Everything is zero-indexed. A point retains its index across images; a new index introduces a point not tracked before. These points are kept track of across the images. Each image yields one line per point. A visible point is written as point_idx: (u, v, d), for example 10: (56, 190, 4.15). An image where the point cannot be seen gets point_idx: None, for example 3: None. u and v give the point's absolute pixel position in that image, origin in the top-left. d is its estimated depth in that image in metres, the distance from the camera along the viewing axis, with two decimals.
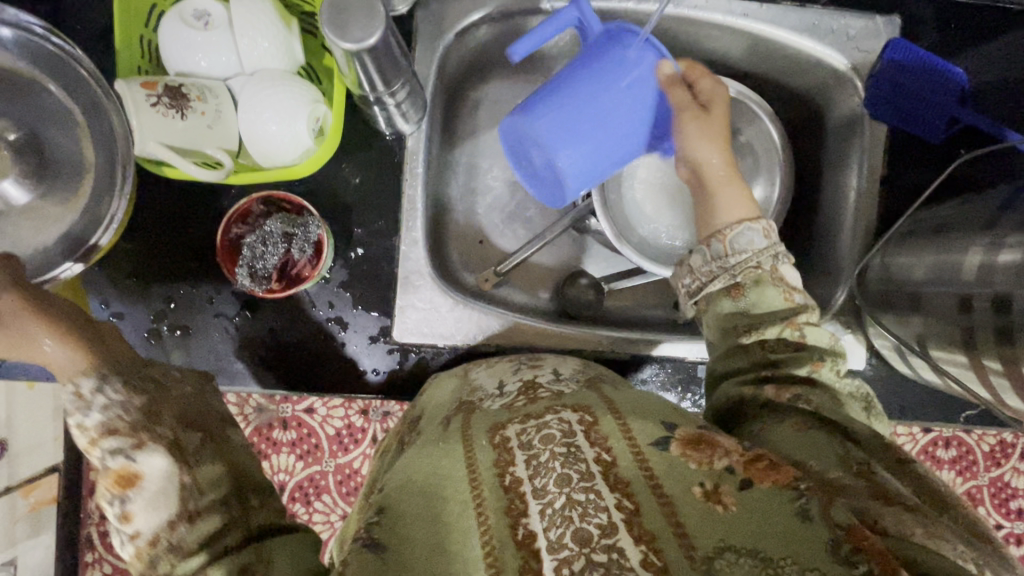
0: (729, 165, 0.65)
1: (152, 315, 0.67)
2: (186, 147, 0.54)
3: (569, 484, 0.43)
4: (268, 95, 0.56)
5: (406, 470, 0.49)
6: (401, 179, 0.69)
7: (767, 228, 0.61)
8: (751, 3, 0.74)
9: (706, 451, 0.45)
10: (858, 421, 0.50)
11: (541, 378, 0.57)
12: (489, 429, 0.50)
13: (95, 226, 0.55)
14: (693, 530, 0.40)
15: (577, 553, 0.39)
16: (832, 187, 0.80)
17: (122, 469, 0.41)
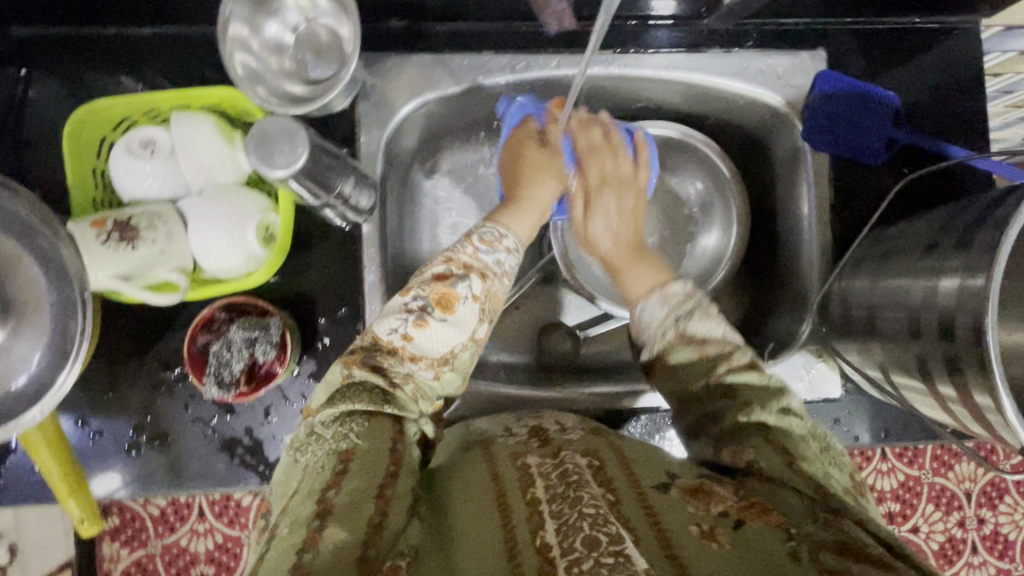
0: (620, 245, 0.74)
1: (129, 428, 0.69)
2: (141, 273, 0.57)
3: (581, 502, 0.48)
4: (215, 213, 0.59)
5: (447, 492, 0.55)
6: (359, 265, 0.71)
7: (667, 295, 0.67)
8: (677, 54, 0.76)
9: (703, 499, 0.50)
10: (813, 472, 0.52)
11: (548, 427, 0.64)
12: (510, 458, 0.57)
13: (61, 360, 0.55)
14: (691, 559, 0.43)
15: (586, 555, 0.43)
16: (787, 217, 0.81)
17: (447, 291, 0.59)
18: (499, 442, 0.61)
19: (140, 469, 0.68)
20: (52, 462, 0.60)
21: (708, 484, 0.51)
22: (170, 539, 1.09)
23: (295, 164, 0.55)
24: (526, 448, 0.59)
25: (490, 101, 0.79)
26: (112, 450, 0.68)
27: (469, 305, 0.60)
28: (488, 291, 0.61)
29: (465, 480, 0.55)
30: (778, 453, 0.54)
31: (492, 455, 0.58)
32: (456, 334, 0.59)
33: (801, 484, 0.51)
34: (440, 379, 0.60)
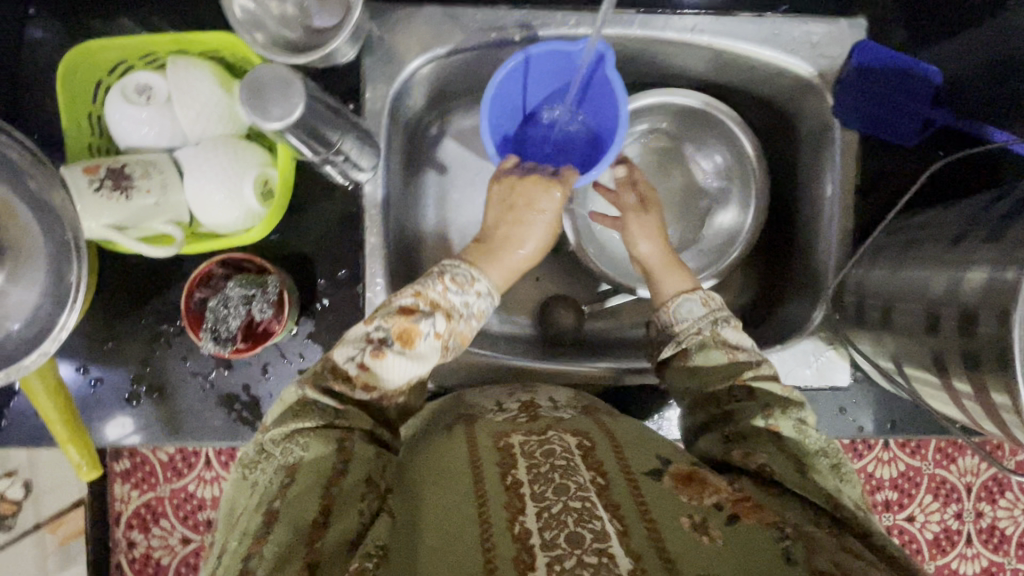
0: (667, 254, 0.73)
1: (129, 378, 0.69)
2: (139, 223, 0.56)
3: (567, 491, 0.47)
4: (211, 164, 0.57)
5: (424, 469, 0.55)
6: (361, 226, 0.69)
7: (709, 297, 0.67)
8: (703, 16, 0.71)
9: (697, 488, 0.49)
10: (815, 482, 0.51)
11: (540, 403, 0.64)
12: (494, 437, 0.56)
13: (60, 306, 0.54)
14: (680, 559, 0.43)
15: (570, 552, 0.42)
16: (807, 201, 0.78)
17: (410, 325, 0.55)
18: (486, 417, 0.61)
19: (139, 419, 0.69)
20: (51, 409, 0.61)
21: (702, 474, 0.51)
22: (180, 484, 1.11)
23: (294, 117, 0.52)
24: (512, 424, 0.59)
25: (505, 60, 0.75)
26: (112, 399, 0.69)
27: (431, 345, 0.56)
28: (453, 330, 0.58)
29: (444, 459, 0.54)
30: (789, 459, 0.53)
31: (473, 432, 0.58)
32: (415, 368, 0.56)
33: (810, 495, 0.50)
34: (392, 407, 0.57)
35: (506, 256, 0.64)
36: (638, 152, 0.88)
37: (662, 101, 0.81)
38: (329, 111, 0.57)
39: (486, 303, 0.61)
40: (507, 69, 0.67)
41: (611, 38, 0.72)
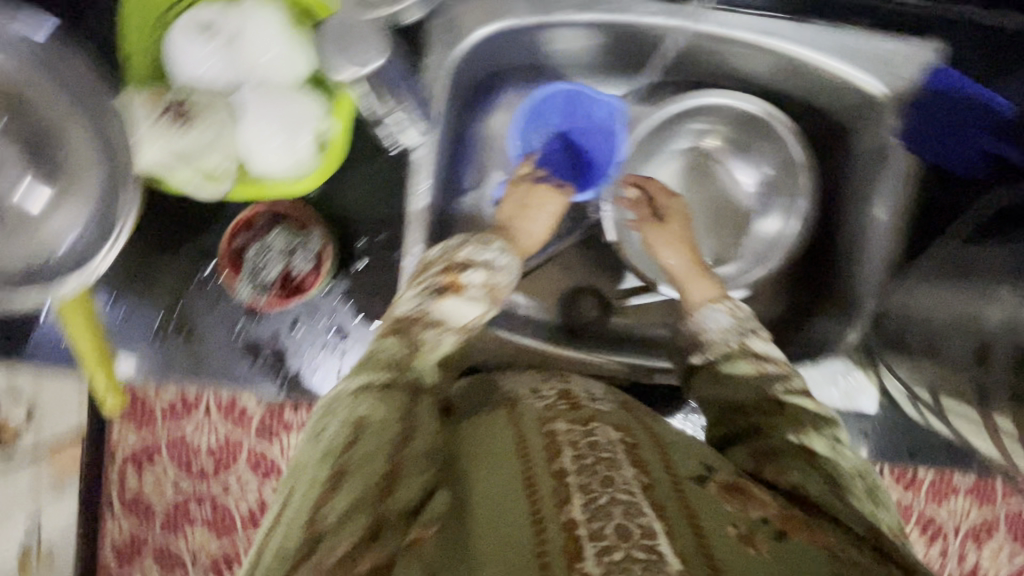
0: (693, 263, 0.76)
1: (158, 314, 0.69)
2: (189, 157, 0.54)
3: (614, 484, 0.45)
4: (273, 108, 0.56)
5: (469, 455, 0.54)
6: (407, 191, 0.68)
7: (734, 308, 0.70)
8: (779, 20, 0.70)
9: (740, 501, 0.48)
10: (852, 507, 0.49)
11: (577, 391, 0.61)
12: (536, 421, 0.54)
13: (100, 241, 0.54)
14: (729, 568, 0.42)
15: (618, 544, 0.41)
16: (853, 221, 0.77)
17: (456, 277, 0.62)
18: (526, 402, 0.58)
19: (165, 356, 0.69)
20: (84, 332, 0.61)
21: (747, 485, 0.50)
22: None
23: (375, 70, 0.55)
24: (554, 412, 0.56)
25: (561, 41, 0.76)
26: (139, 332, 0.69)
27: (474, 298, 0.62)
28: (489, 283, 0.64)
29: (495, 441, 0.54)
30: (823, 479, 0.51)
31: (516, 414, 0.56)
32: (471, 311, 0.62)
33: (846, 518, 0.47)
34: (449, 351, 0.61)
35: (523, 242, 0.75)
36: (685, 152, 0.86)
37: (718, 103, 0.80)
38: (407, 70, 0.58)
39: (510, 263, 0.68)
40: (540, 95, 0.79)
41: (675, 29, 0.72)
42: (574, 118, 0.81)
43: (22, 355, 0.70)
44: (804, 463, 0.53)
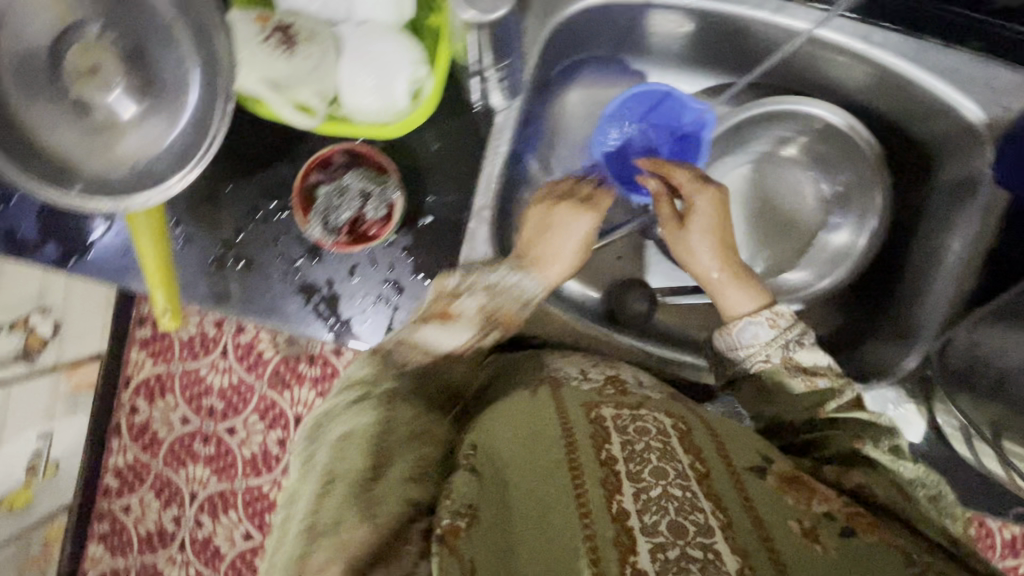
0: (730, 268, 0.66)
1: (219, 243, 0.68)
2: (286, 87, 0.53)
3: (667, 478, 0.46)
4: (375, 50, 0.55)
5: (497, 421, 0.53)
6: (484, 156, 0.68)
7: (777, 318, 0.62)
8: (893, 33, 0.67)
9: (801, 493, 0.48)
10: (922, 510, 0.49)
11: (625, 377, 0.62)
12: (581, 404, 0.54)
13: (193, 151, 0.55)
14: (792, 564, 0.42)
15: (673, 542, 0.42)
16: (925, 249, 0.75)
17: (446, 305, 0.59)
18: (572, 383, 0.58)
19: (219, 286, 0.68)
20: (149, 247, 0.60)
21: (808, 479, 0.49)
22: (194, 365, 1.24)
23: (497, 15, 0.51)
24: (600, 395, 0.56)
25: (654, 24, 0.75)
26: (196, 258, 0.68)
27: (467, 307, 0.59)
28: (491, 307, 0.60)
29: (532, 420, 0.52)
30: (891, 485, 0.51)
31: (559, 395, 0.56)
32: (461, 334, 0.58)
33: (924, 527, 0.47)
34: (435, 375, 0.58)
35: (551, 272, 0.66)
36: (758, 156, 0.85)
37: (802, 111, 0.78)
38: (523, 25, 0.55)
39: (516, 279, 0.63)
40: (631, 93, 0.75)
41: (779, 28, 0.69)
42: (657, 111, 0.77)
43: (69, 262, 0.68)
44: (868, 469, 0.53)
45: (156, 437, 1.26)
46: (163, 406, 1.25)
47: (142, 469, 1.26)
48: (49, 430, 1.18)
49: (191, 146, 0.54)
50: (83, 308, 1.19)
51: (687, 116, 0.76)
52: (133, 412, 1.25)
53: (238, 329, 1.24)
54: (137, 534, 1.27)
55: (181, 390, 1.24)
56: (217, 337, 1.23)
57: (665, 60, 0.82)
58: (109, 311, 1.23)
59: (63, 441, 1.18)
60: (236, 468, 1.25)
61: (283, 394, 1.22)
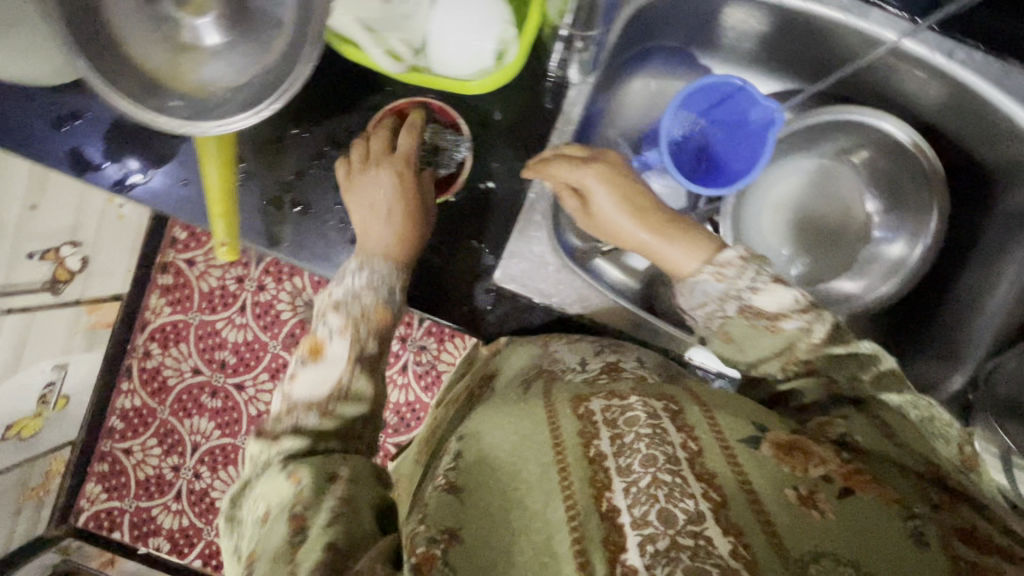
0: (654, 228, 0.63)
1: (278, 185, 0.69)
2: (378, 31, 0.55)
3: (656, 462, 0.43)
4: (469, 6, 0.56)
5: (487, 425, 0.53)
6: (550, 129, 0.69)
7: (724, 268, 0.58)
8: (974, 51, 0.66)
9: (800, 458, 0.46)
10: (919, 451, 0.49)
11: (624, 362, 0.61)
12: (570, 399, 0.53)
13: (270, 90, 0.54)
14: (789, 536, 0.41)
15: (662, 532, 0.40)
16: (978, 275, 0.75)
17: (316, 339, 0.59)
18: (565, 377, 0.58)
19: (273, 227, 0.68)
20: (216, 177, 0.61)
21: (804, 443, 0.47)
22: (212, 319, 1.26)
23: None
24: (590, 387, 0.55)
25: (731, 20, 0.75)
26: (254, 198, 0.68)
27: (336, 343, 0.59)
28: (354, 318, 0.60)
29: (517, 422, 0.52)
30: (879, 430, 0.50)
31: (550, 392, 0.55)
32: (330, 371, 0.58)
33: (913, 463, 0.48)
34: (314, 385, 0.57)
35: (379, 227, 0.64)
36: (817, 165, 0.85)
37: (870, 123, 0.77)
38: None
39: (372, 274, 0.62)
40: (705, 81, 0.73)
41: (856, 31, 0.69)
42: (722, 107, 0.76)
43: (124, 187, 0.70)
44: (853, 412, 0.52)
45: (165, 383, 1.27)
46: (175, 353, 1.26)
47: (147, 413, 1.27)
48: (63, 363, 1.13)
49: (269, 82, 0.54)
50: (113, 243, 1.16)
51: (755, 112, 0.73)
52: (149, 356, 1.26)
53: (259, 287, 1.25)
54: (136, 478, 1.27)
55: (194, 339, 1.26)
56: (238, 292, 1.25)
57: (735, 59, 0.81)
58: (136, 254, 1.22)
59: (76, 376, 1.16)
60: (240, 425, 1.26)
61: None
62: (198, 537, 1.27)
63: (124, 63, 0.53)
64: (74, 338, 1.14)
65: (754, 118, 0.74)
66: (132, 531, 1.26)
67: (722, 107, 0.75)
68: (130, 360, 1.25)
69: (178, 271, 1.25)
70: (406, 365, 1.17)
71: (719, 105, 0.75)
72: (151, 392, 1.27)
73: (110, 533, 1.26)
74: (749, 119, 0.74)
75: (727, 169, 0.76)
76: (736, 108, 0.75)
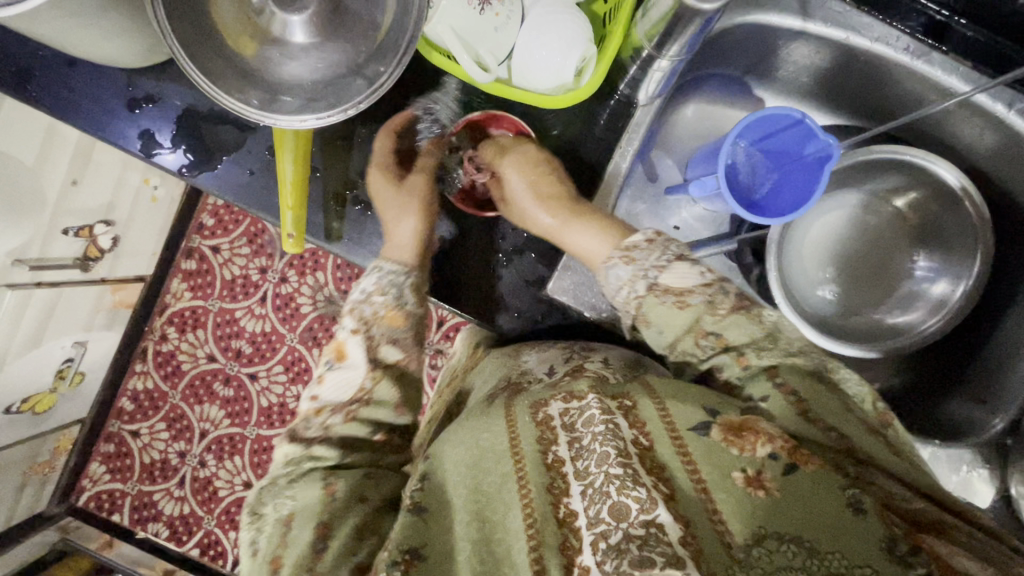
0: (563, 208, 0.64)
1: (342, 182, 0.70)
2: (468, 40, 0.58)
3: (608, 459, 0.45)
4: (556, 23, 0.58)
5: (450, 443, 0.53)
6: (611, 146, 0.70)
7: (631, 251, 0.58)
8: None
9: (748, 438, 0.45)
10: (853, 417, 0.48)
11: (589, 364, 0.60)
12: (529, 404, 0.53)
13: (363, 88, 0.56)
14: (731, 516, 0.43)
15: (615, 527, 0.42)
16: (1019, 324, 0.75)
17: (339, 344, 0.58)
18: (530, 386, 0.57)
19: (332, 222, 0.69)
20: (290, 165, 0.62)
21: (754, 422, 0.47)
22: (234, 307, 1.26)
23: (703, 8, 0.53)
24: (552, 390, 0.54)
25: (791, 55, 0.76)
26: (316, 191, 0.69)
27: (355, 344, 0.58)
28: (365, 319, 0.58)
29: (473, 435, 0.52)
30: (788, 400, 0.49)
31: (513, 402, 0.54)
32: (352, 374, 0.57)
33: (841, 425, 0.47)
34: (336, 390, 0.57)
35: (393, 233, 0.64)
36: (861, 203, 0.86)
37: (923, 166, 0.77)
38: (710, 23, 0.57)
39: (379, 276, 0.60)
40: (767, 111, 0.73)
41: (917, 74, 0.70)
42: (776, 139, 0.77)
43: (184, 173, 0.71)
44: (768, 386, 0.51)
45: (179, 367, 1.27)
46: (192, 339, 1.26)
47: (159, 397, 1.27)
48: (86, 339, 1.13)
49: (365, 78, 0.56)
50: (146, 224, 1.16)
51: (814, 147, 0.74)
52: (167, 340, 1.26)
53: (281, 279, 1.25)
54: (141, 461, 1.27)
55: (212, 326, 1.26)
56: (262, 283, 1.26)
57: (791, 90, 0.83)
58: (166, 237, 1.23)
59: (94, 355, 1.16)
60: (251, 415, 1.26)
61: (312, 350, 1.26)
62: (198, 526, 1.26)
63: (224, 55, 0.55)
64: (98, 315, 1.13)
65: (813, 152, 0.74)
66: (132, 514, 1.26)
67: (776, 138, 0.76)
68: (148, 342, 1.26)
69: (202, 258, 1.26)
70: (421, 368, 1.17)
71: (774, 137, 0.76)
72: (167, 375, 1.27)
73: (109, 515, 1.26)
74: (805, 152, 0.75)
75: (781, 205, 0.76)
76: (795, 138, 0.75)
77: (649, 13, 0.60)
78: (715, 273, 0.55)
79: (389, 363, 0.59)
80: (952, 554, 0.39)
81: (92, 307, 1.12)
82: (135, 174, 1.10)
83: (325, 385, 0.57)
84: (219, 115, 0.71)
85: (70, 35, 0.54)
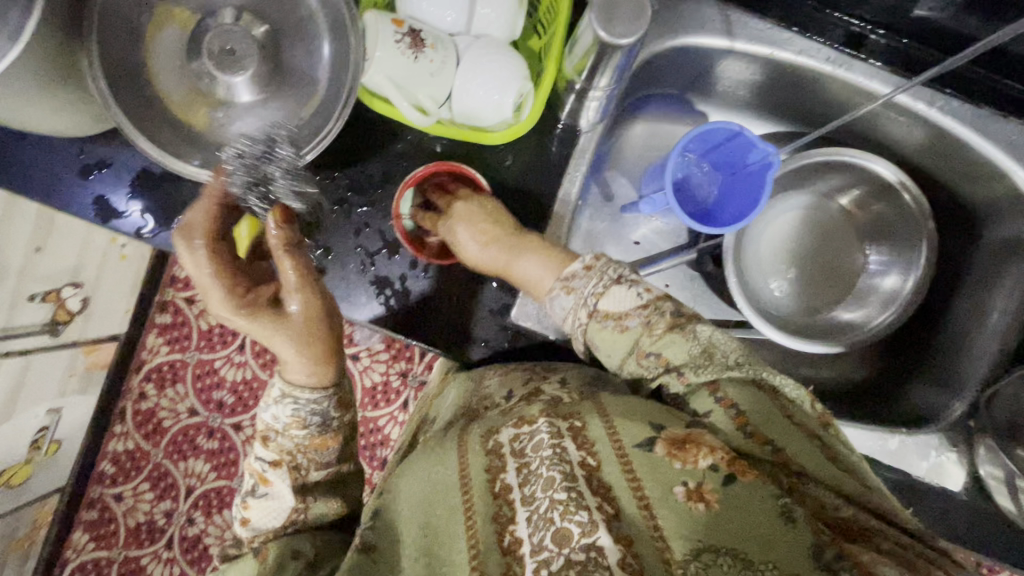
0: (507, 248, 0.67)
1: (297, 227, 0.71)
2: (404, 86, 0.60)
3: (553, 484, 0.46)
4: (490, 62, 0.61)
5: (404, 479, 0.55)
6: (561, 172, 0.72)
7: (570, 281, 0.61)
8: (954, 99, 0.72)
9: (690, 452, 0.47)
10: (798, 433, 0.50)
11: (546, 386, 0.61)
12: (483, 433, 0.55)
13: (306, 140, 0.59)
14: (672, 533, 0.44)
15: (557, 553, 0.43)
16: (965, 313, 0.79)
17: (261, 472, 0.54)
18: (486, 415, 0.58)
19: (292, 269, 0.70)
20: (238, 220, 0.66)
21: (698, 436, 0.49)
22: (210, 357, 1.24)
23: (624, 42, 0.56)
24: (505, 418, 0.56)
25: (725, 71, 0.79)
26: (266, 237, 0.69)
27: (280, 472, 0.54)
28: (282, 449, 0.54)
29: (425, 469, 0.54)
30: (729, 413, 0.51)
31: (466, 434, 0.56)
32: (279, 502, 0.54)
33: (779, 438, 0.49)
34: (263, 518, 0.54)
35: (293, 362, 0.54)
36: (810, 204, 0.89)
37: (862, 164, 0.80)
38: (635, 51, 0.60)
39: (295, 409, 0.54)
40: (710, 124, 0.76)
41: (841, 81, 0.74)
42: (720, 149, 0.79)
43: (145, 234, 0.72)
44: (709, 402, 0.52)
45: (160, 425, 1.24)
46: (172, 395, 1.24)
47: (141, 456, 1.23)
48: (60, 406, 1.11)
49: (291, 148, 0.58)
50: (115, 284, 1.15)
51: (757, 156, 0.76)
52: (144, 399, 1.24)
53: None
54: (125, 526, 1.23)
55: (192, 379, 1.24)
56: (236, 332, 1.24)
57: (730, 103, 0.86)
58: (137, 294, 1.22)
59: (70, 420, 1.14)
60: (237, 466, 1.23)
61: None
62: None
63: (169, 122, 0.58)
64: (71, 381, 1.12)
65: (756, 163, 0.76)
66: None
67: (721, 148, 0.79)
68: (124, 402, 1.23)
69: (177, 311, 1.24)
70: (406, 402, 1.16)
71: (719, 146, 0.79)
72: (146, 435, 1.24)
73: None
74: (748, 161, 0.78)
75: (729, 211, 0.80)
76: (738, 147, 0.78)
77: (575, 49, 0.64)
78: (652, 293, 0.58)
79: (320, 481, 0.56)
80: (873, 562, 0.40)
81: (64, 373, 1.10)
82: (101, 235, 1.10)
83: (255, 506, 0.54)
84: (175, 174, 0.72)
85: (33, 116, 0.56)
